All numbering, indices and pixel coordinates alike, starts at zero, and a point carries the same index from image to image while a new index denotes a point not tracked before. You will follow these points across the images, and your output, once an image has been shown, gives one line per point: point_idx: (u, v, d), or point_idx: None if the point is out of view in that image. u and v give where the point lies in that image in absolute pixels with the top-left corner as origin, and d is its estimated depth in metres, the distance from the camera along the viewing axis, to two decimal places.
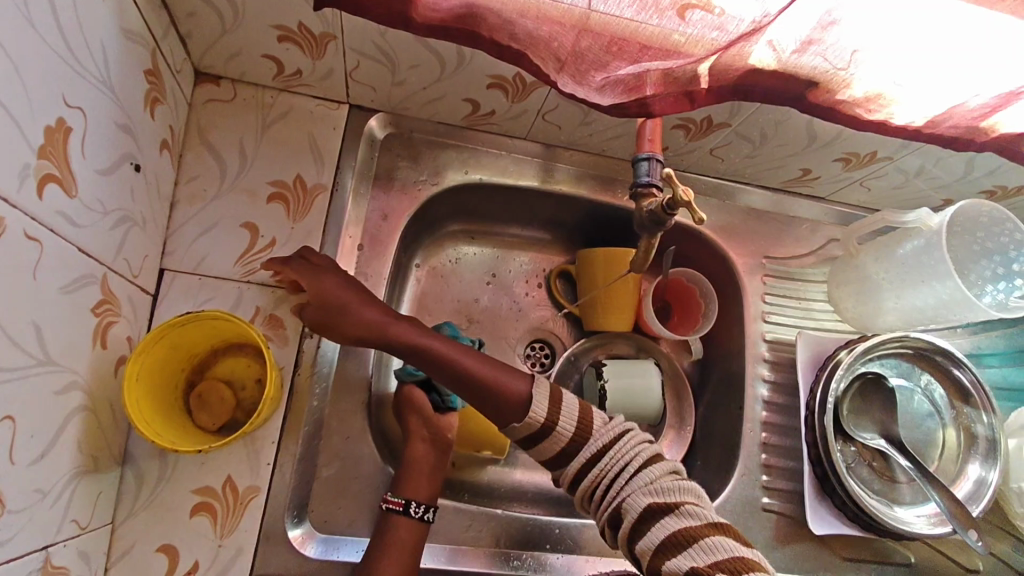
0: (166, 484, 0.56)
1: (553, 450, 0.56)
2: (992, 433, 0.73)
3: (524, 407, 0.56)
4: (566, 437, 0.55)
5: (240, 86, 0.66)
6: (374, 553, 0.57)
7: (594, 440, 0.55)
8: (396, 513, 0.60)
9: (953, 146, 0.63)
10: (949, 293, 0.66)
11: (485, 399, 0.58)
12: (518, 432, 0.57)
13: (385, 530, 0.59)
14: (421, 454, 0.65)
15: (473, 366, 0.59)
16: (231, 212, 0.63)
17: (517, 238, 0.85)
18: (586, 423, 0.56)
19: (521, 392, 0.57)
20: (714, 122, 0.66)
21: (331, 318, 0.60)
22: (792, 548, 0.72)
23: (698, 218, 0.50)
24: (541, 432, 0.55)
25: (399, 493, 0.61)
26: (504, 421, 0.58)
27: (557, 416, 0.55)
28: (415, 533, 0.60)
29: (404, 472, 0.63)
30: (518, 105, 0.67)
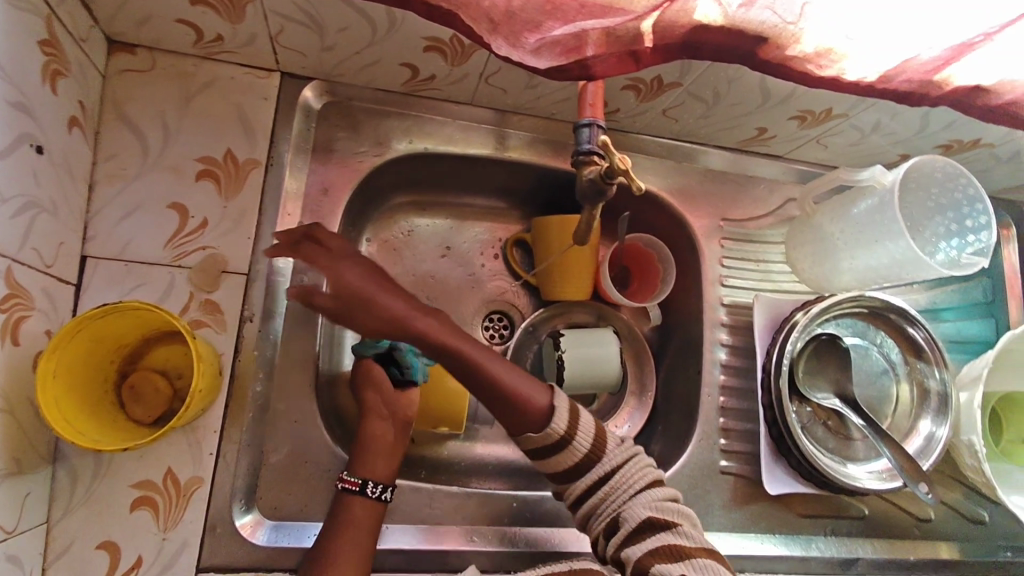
0: (103, 479, 0.54)
1: (561, 467, 0.59)
2: (944, 388, 0.75)
3: (547, 420, 0.58)
4: (578, 455, 0.58)
5: (158, 54, 0.61)
6: (328, 534, 0.56)
7: (604, 462, 0.58)
8: (351, 492, 0.59)
9: (907, 101, 0.61)
10: (902, 253, 0.65)
11: (507, 408, 0.59)
12: (532, 442, 0.59)
13: (340, 510, 0.58)
14: (384, 433, 0.63)
15: (495, 372, 0.59)
16: (157, 192, 0.60)
17: (471, 208, 0.83)
18: (600, 445, 0.59)
19: (542, 402, 0.59)
20: (665, 82, 0.64)
21: (342, 307, 0.60)
22: (750, 508, 0.73)
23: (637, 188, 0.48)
24: (558, 444, 0.58)
25: (355, 473, 0.60)
26: (521, 431, 0.60)
27: (574, 433, 0.58)
28: (369, 514, 0.58)
29: (363, 451, 0.61)
30: (459, 69, 0.63)
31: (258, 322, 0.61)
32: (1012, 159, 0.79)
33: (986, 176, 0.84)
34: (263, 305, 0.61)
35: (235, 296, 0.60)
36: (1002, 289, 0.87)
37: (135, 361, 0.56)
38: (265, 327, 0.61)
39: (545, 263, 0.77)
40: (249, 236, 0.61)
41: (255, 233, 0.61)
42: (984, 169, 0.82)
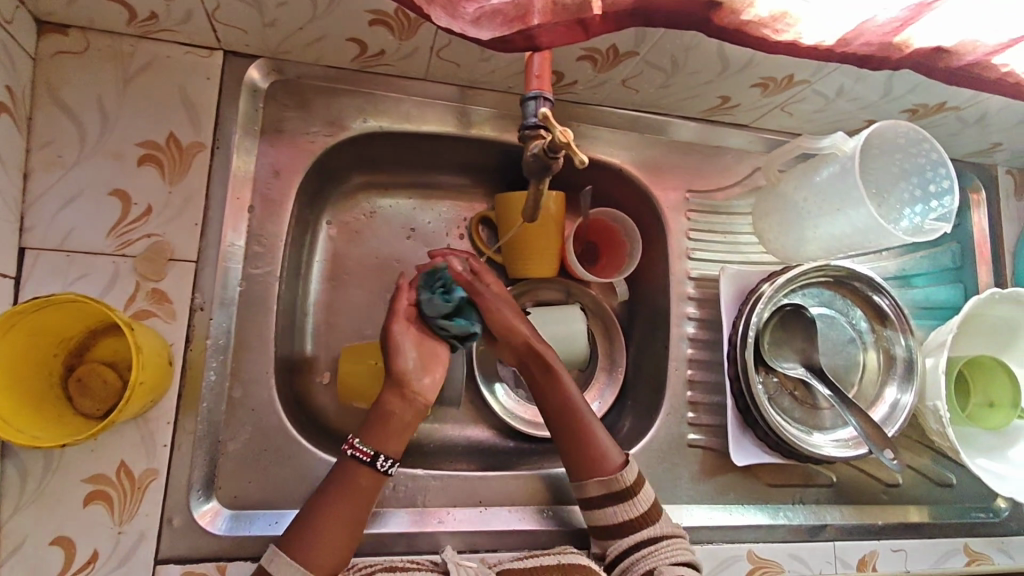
0: (54, 475, 0.53)
1: (612, 520, 0.61)
2: (909, 354, 0.75)
3: (618, 468, 0.62)
4: (632, 514, 0.61)
5: (93, 35, 0.59)
6: (328, 497, 0.55)
7: (653, 528, 0.60)
8: (362, 464, 0.57)
9: (868, 65, 0.60)
10: (863, 221, 0.64)
11: (582, 449, 0.64)
12: (595, 489, 0.62)
13: (345, 474, 0.56)
14: (398, 408, 0.61)
15: (586, 417, 0.65)
16: (97, 179, 0.58)
17: (434, 187, 0.81)
18: (653, 515, 0.61)
19: (617, 458, 0.63)
20: (621, 51, 0.62)
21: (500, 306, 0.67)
22: (718, 480, 0.74)
23: (580, 163, 0.46)
24: (620, 491, 0.61)
25: (367, 443, 0.58)
26: (586, 475, 0.63)
27: (638, 491, 0.61)
28: (372, 486, 0.57)
29: (379, 422, 0.59)
30: (408, 43, 0.61)
31: (210, 310, 0.59)
32: (980, 122, 0.77)
33: (955, 140, 0.83)
34: (214, 292, 0.60)
35: (184, 284, 0.58)
36: (970, 255, 0.87)
37: (82, 353, 0.54)
38: (217, 315, 0.60)
39: (506, 237, 0.75)
40: (196, 222, 0.60)
41: (202, 219, 0.60)
42: (953, 133, 0.81)
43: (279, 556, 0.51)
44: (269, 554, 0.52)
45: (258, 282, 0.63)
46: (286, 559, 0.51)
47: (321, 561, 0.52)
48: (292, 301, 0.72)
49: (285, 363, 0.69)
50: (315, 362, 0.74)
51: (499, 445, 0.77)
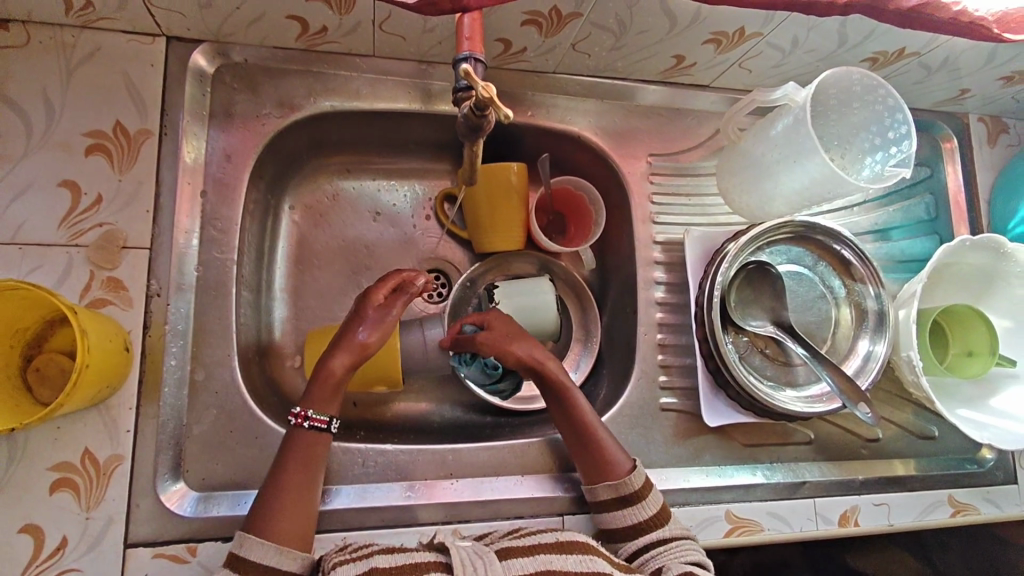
0: (19, 464, 0.54)
1: (620, 524, 0.61)
2: (880, 306, 0.74)
3: (624, 474, 0.62)
4: (641, 518, 0.60)
5: (33, 27, 0.59)
6: (288, 470, 0.56)
7: (663, 529, 0.60)
8: (320, 431, 0.58)
9: (814, 11, 0.59)
10: (819, 171, 0.63)
11: (591, 459, 0.64)
12: (604, 493, 0.62)
13: (304, 445, 0.57)
14: (342, 369, 0.61)
15: (595, 427, 0.64)
16: (46, 171, 0.58)
17: (398, 167, 0.80)
18: (662, 518, 0.61)
19: (625, 463, 0.63)
20: (564, 13, 0.62)
21: (495, 340, 0.66)
22: (693, 442, 0.73)
23: (506, 118, 0.48)
24: (626, 496, 0.61)
25: (321, 411, 0.59)
26: (595, 484, 0.63)
27: (646, 494, 0.61)
28: (325, 453, 0.58)
29: (321, 384, 0.60)
30: (349, 18, 0.61)
31: (166, 296, 0.60)
32: (945, 67, 0.76)
33: (923, 88, 0.81)
34: (170, 278, 0.60)
35: (139, 271, 0.59)
36: (944, 204, 0.86)
37: (40, 343, 0.55)
38: (175, 301, 0.60)
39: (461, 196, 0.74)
40: (147, 209, 0.60)
41: (154, 206, 0.60)
42: (919, 80, 0.79)
43: (251, 537, 0.51)
44: (238, 537, 0.52)
45: (215, 266, 0.63)
46: (255, 538, 0.51)
47: (291, 533, 0.53)
48: (257, 286, 0.72)
49: (252, 347, 0.69)
50: (284, 346, 0.74)
51: (474, 420, 0.77)
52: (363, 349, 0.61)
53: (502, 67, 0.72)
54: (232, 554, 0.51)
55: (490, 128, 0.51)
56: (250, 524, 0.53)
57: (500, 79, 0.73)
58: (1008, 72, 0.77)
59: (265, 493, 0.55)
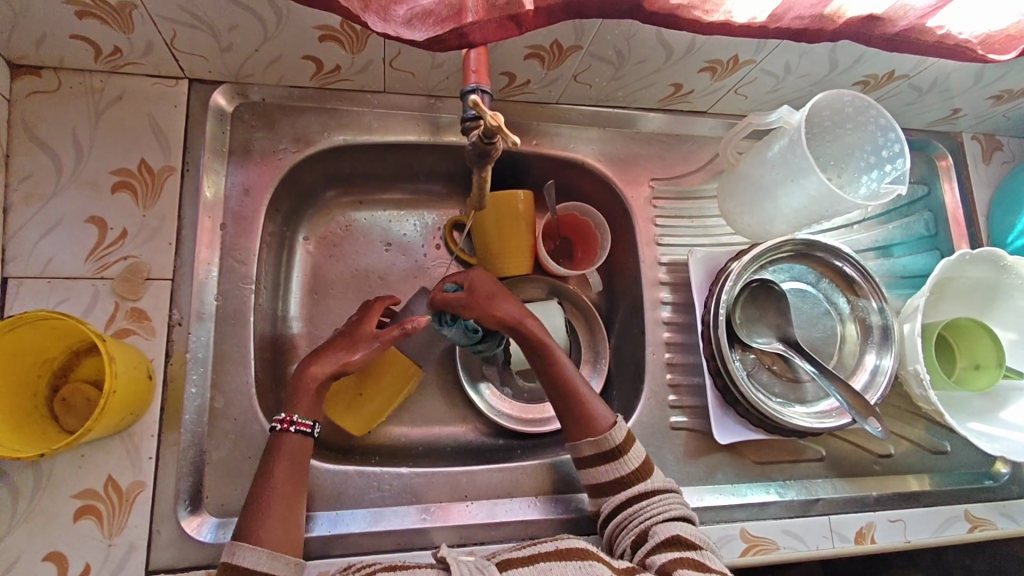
0: (44, 491, 0.56)
1: (604, 478, 0.63)
2: (885, 321, 0.76)
3: (606, 430, 0.63)
4: (622, 473, 0.62)
5: (64, 73, 0.62)
6: (271, 478, 0.56)
7: (644, 482, 0.61)
8: (305, 434, 0.59)
9: (804, 38, 0.61)
10: (816, 189, 0.66)
11: (573, 413, 0.65)
12: (587, 449, 0.64)
13: (282, 452, 0.58)
14: (323, 375, 0.62)
15: (576, 382, 0.67)
16: (75, 208, 0.61)
17: (409, 198, 0.83)
18: (644, 472, 0.62)
19: (606, 417, 0.65)
20: (565, 46, 0.65)
21: (477, 300, 0.67)
22: (704, 461, 0.74)
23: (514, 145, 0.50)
24: (609, 453, 0.62)
25: (302, 413, 0.60)
26: (578, 437, 0.65)
27: (628, 450, 0.63)
28: (303, 453, 0.59)
29: (297, 391, 0.61)
30: (361, 57, 0.64)
31: (187, 325, 0.62)
32: (936, 87, 0.78)
33: (916, 108, 0.84)
34: (190, 307, 0.62)
35: (161, 302, 0.61)
36: (943, 221, 0.88)
37: (66, 374, 0.56)
38: (196, 330, 0.62)
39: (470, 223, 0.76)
40: (170, 242, 0.63)
41: (176, 239, 0.63)
42: (911, 102, 0.82)
43: (242, 546, 0.52)
44: (228, 547, 0.52)
45: (233, 295, 0.65)
46: (248, 546, 0.52)
47: (280, 537, 0.54)
48: (274, 315, 0.74)
49: (270, 375, 0.71)
50: None
51: (486, 443, 0.78)
52: (345, 364, 0.63)
53: (507, 100, 0.75)
54: (227, 564, 0.51)
55: (497, 155, 0.53)
56: (240, 533, 0.53)
57: (505, 110, 0.76)
58: (998, 91, 0.79)
59: (252, 502, 0.55)
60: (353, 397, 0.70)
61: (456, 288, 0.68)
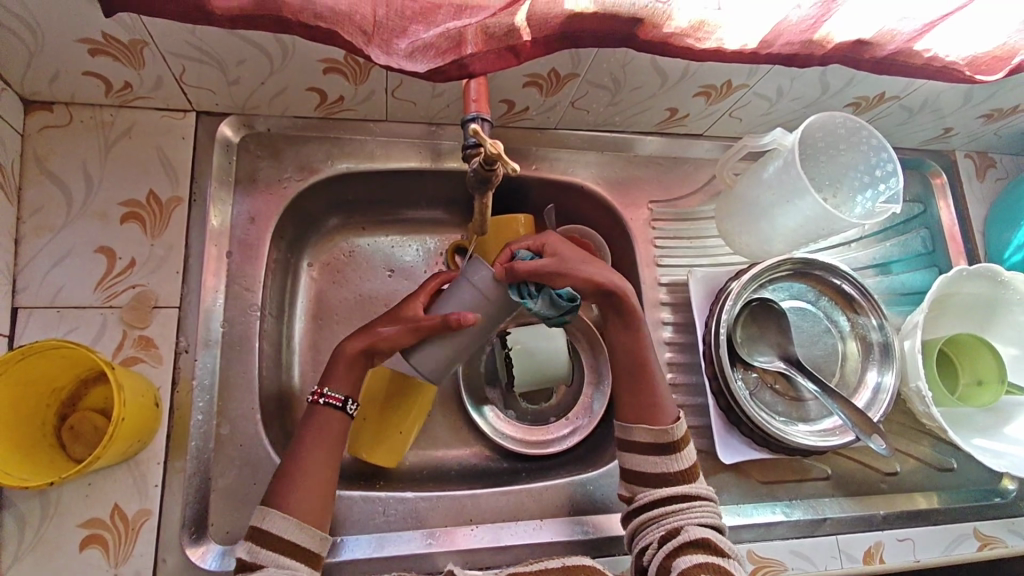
0: (51, 521, 0.56)
1: (649, 470, 0.63)
2: (884, 338, 0.76)
3: (669, 423, 0.64)
4: (671, 468, 0.62)
5: (75, 108, 0.64)
6: (308, 446, 0.58)
7: (688, 486, 0.62)
8: (335, 408, 0.60)
9: (794, 63, 0.63)
10: (811, 209, 0.67)
11: (640, 395, 0.66)
12: (642, 435, 0.64)
13: (317, 422, 0.59)
14: (354, 349, 0.61)
15: (652, 368, 0.67)
16: (84, 239, 0.62)
17: (412, 223, 0.84)
18: (691, 474, 0.63)
19: (671, 412, 0.65)
20: (562, 74, 0.67)
21: (569, 264, 0.62)
22: (710, 481, 0.73)
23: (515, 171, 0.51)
24: (667, 445, 0.63)
25: (335, 388, 0.60)
26: (638, 420, 0.65)
27: (682, 448, 0.63)
28: (340, 428, 0.60)
29: (339, 363, 0.61)
30: (363, 87, 0.66)
31: (194, 352, 0.63)
32: (927, 108, 0.80)
33: (908, 128, 0.85)
34: (197, 334, 0.63)
35: (168, 330, 0.62)
36: (939, 237, 0.89)
37: (74, 403, 0.57)
38: (202, 357, 0.63)
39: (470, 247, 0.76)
40: (177, 270, 0.64)
41: (183, 267, 0.64)
42: (903, 122, 0.83)
43: (272, 511, 0.54)
44: (259, 511, 0.54)
45: (239, 322, 0.66)
46: (278, 513, 0.53)
47: (309, 509, 0.55)
48: (278, 341, 0.74)
49: (275, 401, 0.71)
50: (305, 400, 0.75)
51: (492, 466, 0.78)
52: (376, 339, 0.61)
53: (507, 126, 0.77)
54: (254, 527, 0.53)
55: (498, 181, 0.55)
56: (271, 499, 0.55)
57: (505, 137, 0.78)
58: (988, 111, 0.81)
59: (288, 470, 0.57)
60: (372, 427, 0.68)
61: (531, 254, 0.63)
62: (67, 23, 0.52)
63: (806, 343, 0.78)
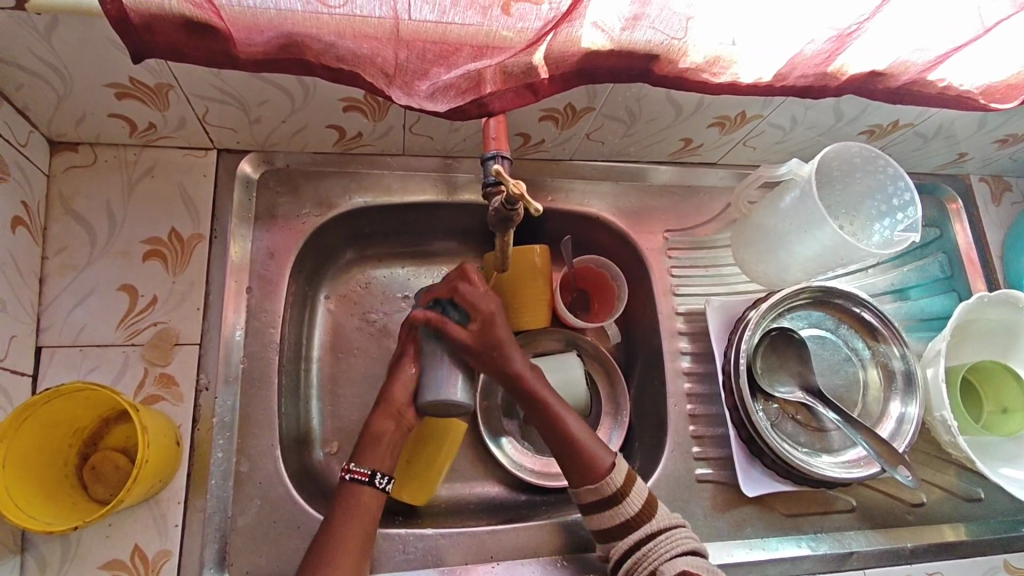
0: (71, 564, 0.55)
1: (613, 522, 0.60)
2: (906, 367, 0.75)
3: (605, 473, 0.61)
4: (628, 515, 0.60)
5: (100, 148, 0.65)
6: (337, 521, 0.58)
7: (652, 524, 0.60)
8: (363, 483, 0.60)
9: (809, 95, 0.63)
10: (830, 239, 0.67)
11: (565, 452, 0.63)
12: (587, 495, 0.61)
13: (348, 496, 0.59)
14: (390, 428, 0.63)
15: (562, 420, 0.64)
16: (106, 277, 0.63)
17: (428, 254, 0.84)
18: (647, 512, 0.60)
19: (605, 461, 0.62)
20: (578, 109, 0.68)
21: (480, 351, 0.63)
22: (733, 515, 0.72)
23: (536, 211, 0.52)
24: (611, 497, 0.60)
25: (364, 464, 0.61)
26: (576, 481, 0.62)
27: (630, 490, 0.61)
28: (373, 502, 0.60)
29: (371, 441, 0.62)
30: (382, 123, 0.67)
31: (214, 389, 0.63)
32: (941, 134, 0.80)
33: (923, 154, 0.85)
34: (218, 371, 0.63)
35: (188, 367, 0.62)
36: (958, 263, 0.87)
37: (96, 442, 0.57)
38: (222, 394, 0.63)
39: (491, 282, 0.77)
40: (198, 307, 0.64)
41: (203, 303, 0.65)
42: (917, 148, 0.84)
43: None
44: None
45: (259, 357, 0.66)
46: None
47: None
48: (296, 374, 0.74)
49: (292, 436, 0.70)
50: (321, 433, 0.75)
51: (511, 499, 0.77)
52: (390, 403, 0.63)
53: (521, 157, 0.78)
54: None
55: (520, 219, 0.56)
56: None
57: (520, 168, 0.79)
58: (1002, 136, 0.81)
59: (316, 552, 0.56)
60: (416, 461, 0.71)
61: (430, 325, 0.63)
62: (96, 69, 0.54)
63: (825, 372, 0.78)
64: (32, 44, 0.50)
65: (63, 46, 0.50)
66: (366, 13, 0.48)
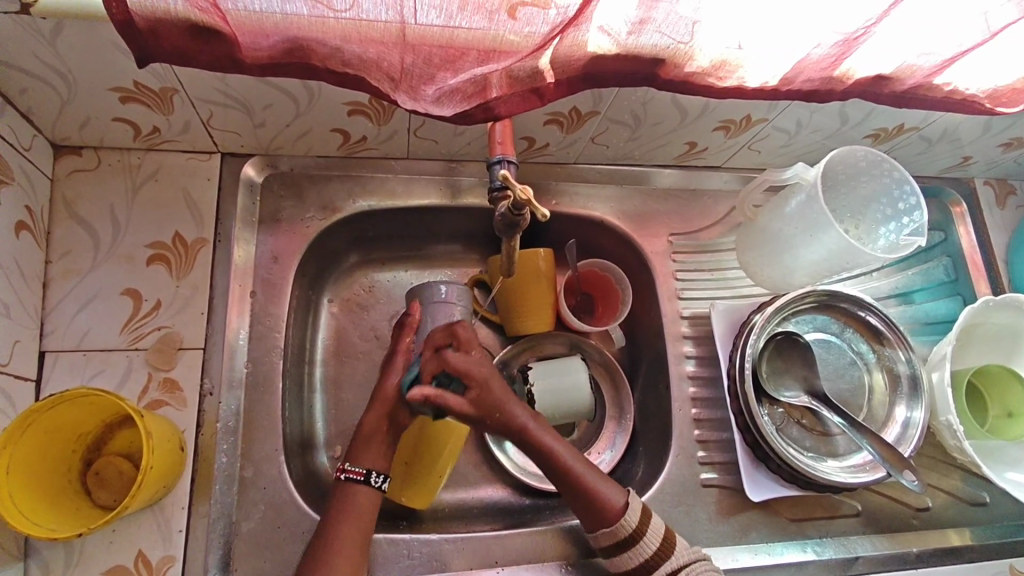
0: (75, 569, 0.55)
1: (631, 565, 0.60)
2: (912, 370, 0.75)
3: (619, 516, 0.61)
4: (644, 556, 0.59)
5: (103, 152, 0.65)
6: (334, 520, 0.58)
7: (672, 561, 0.59)
8: (357, 482, 0.61)
9: (815, 99, 0.63)
10: (835, 243, 0.66)
11: (577, 496, 0.63)
12: (604, 539, 0.61)
13: (344, 497, 0.60)
14: (383, 423, 0.63)
15: (570, 464, 0.64)
16: (111, 281, 0.63)
17: (431, 257, 0.84)
18: (667, 549, 0.60)
19: (617, 501, 0.62)
20: (583, 113, 0.67)
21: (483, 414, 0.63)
22: (738, 519, 0.72)
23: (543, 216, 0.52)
24: (627, 540, 0.60)
25: (359, 464, 0.62)
26: (592, 526, 0.62)
27: (645, 529, 0.60)
28: (370, 504, 0.60)
29: (365, 439, 0.63)
30: (386, 127, 0.66)
31: (218, 394, 0.63)
32: (945, 138, 0.80)
33: (928, 157, 0.85)
34: (221, 376, 0.63)
35: (193, 372, 0.62)
36: (962, 266, 0.87)
37: (100, 447, 0.57)
38: (226, 398, 0.63)
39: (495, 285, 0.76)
40: (202, 311, 0.64)
41: (207, 308, 0.64)
42: (922, 152, 0.83)
43: None
44: None
45: (263, 362, 0.66)
46: None
47: None
48: (300, 378, 0.74)
49: (296, 440, 0.70)
50: (325, 437, 0.74)
51: (515, 503, 0.77)
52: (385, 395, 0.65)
53: (526, 161, 0.78)
54: None
55: (526, 224, 0.56)
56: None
57: (524, 172, 0.79)
58: (1006, 140, 0.81)
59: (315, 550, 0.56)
60: (416, 465, 0.71)
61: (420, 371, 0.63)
62: (100, 73, 0.54)
63: (831, 377, 0.77)
64: (37, 49, 0.49)
65: (68, 51, 0.50)
66: (373, 17, 0.48)
